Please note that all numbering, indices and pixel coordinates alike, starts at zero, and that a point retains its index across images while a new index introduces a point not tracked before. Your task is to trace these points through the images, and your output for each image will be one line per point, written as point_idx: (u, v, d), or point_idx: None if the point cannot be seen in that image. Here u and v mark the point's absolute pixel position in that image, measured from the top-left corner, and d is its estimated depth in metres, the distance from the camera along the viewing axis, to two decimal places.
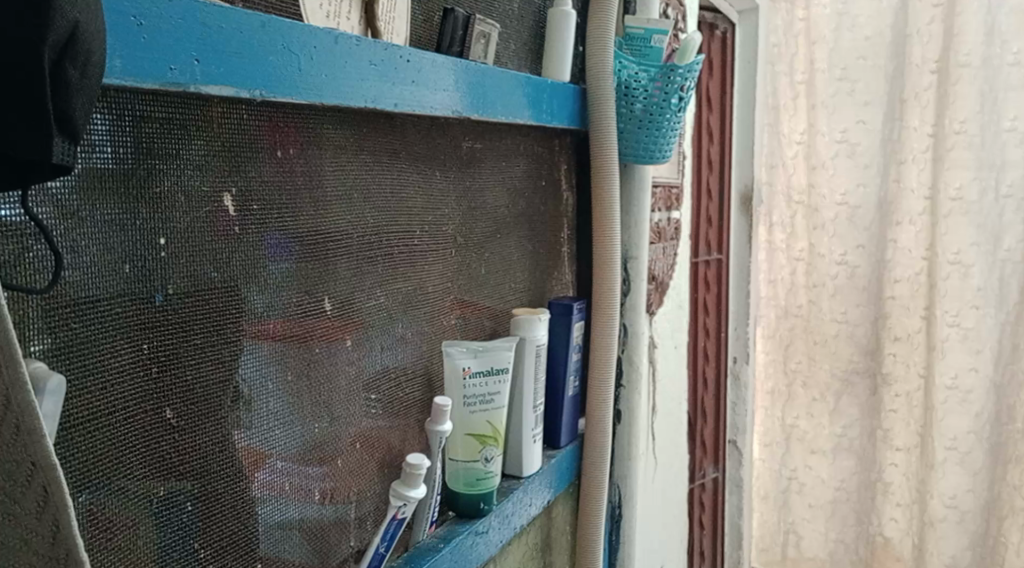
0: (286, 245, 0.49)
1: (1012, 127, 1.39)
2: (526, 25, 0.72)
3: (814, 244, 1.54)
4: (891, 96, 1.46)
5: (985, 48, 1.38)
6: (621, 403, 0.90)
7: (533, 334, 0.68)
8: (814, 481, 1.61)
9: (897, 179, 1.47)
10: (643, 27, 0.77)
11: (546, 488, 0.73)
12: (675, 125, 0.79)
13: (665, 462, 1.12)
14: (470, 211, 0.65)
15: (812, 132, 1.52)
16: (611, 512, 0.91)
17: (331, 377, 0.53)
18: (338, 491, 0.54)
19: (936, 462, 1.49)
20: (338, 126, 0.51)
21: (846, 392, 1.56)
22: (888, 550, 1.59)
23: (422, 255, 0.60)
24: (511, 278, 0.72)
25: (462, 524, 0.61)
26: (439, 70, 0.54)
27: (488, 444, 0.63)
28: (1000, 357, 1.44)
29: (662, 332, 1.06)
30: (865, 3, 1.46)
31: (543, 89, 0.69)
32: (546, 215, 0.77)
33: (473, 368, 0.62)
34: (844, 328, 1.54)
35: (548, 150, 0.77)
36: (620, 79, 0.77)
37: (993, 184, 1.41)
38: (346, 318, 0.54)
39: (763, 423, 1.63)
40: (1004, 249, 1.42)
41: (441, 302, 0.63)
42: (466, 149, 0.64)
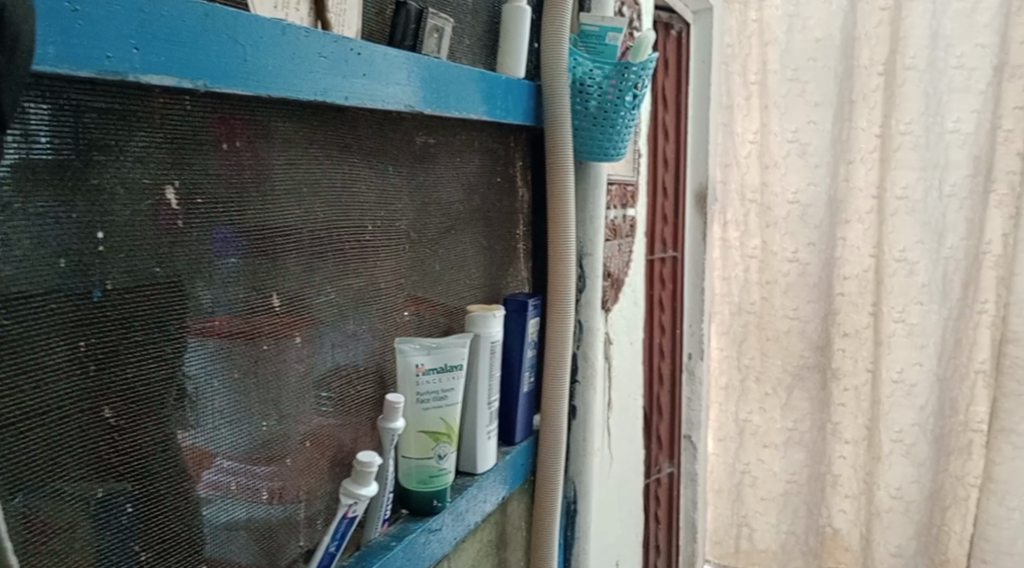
0: (232, 240, 0.48)
1: (956, 128, 1.42)
2: (481, 20, 0.72)
3: (767, 241, 1.57)
4: (841, 96, 1.49)
5: (930, 51, 1.41)
6: (576, 399, 0.90)
7: (489, 331, 0.68)
8: (766, 474, 1.63)
9: (846, 178, 1.50)
10: (598, 25, 0.78)
11: (500, 484, 0.73)
12: (628, 123, 0.79)
13: (620, 457, 1.12)
14: (424, 206, 0.65)
15: (765, 132, 1.54)
16: (566, 508, 0.91)
17: (280, 374, 0.52)
18: (287, 490, 0.53)
19: (883, 454, 1.53)
20: (288, 119, 0.50)
21: (797, 386, 1.58)
22: (837, 540, 1.62)
23: (373, 252, 0.59)
24: (466, 275, 0.72)
25: (415, 522, 0.61)
26: (392, 65, 0.54)
27: (442, 441, 0.63)
28: (943, 351, 1.47)
29: (617, 328, 1.07)
30: (815, 6, 1.48)
31: (497, 85, 0.69)
32: (501, 211, 0.77)
33: (427, 365, 0.61)
34: (795, 324, 1.57)
35: (503, 147, 0.77)
36: (575, 76, 0.77)
37: (937, 184, 1.44)
38: (296, 314, 0.53)
39: (717, 417, 1.65)
40: (948, 247, 1.45)
41: (394, 298, 0.62)
42: (419, 144, 0.64)
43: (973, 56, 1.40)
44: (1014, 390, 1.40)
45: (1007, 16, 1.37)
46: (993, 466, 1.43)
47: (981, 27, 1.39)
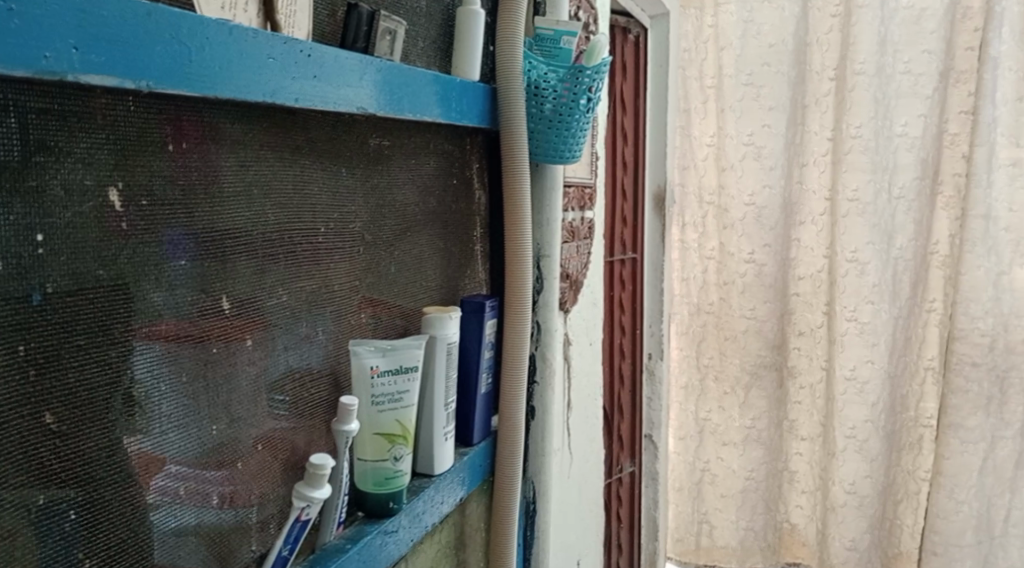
0: (180, 243, 0.47)
1: (904, 131, 1.45)
2: (436, 23, 0.72)
3: (724, 243, 1.59)
4: (794, 100, 1.51)
5: (878, 57, 1.45)
6: (534, 399, 0.91)
7: (445, 333, 0.68)
8: (725, 471, 1.66)
9: (800, 181, 1.53)
10: (552, 28, 0.79)
11: (458, 485, 0.73)
12: (583, 126, 0.80)
13: (581, 457, 1.13)
14: (378, 209, 0.65)
15: (721, 135, 1.56)
16: (525, 507, 0.91)
17: (231, 377, 0.52)
18: (238, 495, 0.52)
19: (837, 450, 1.56)
20: (236, 120, 0.50)
21: (755, 385, 1.60)
22: (794, 535, 1.65)
23: (326, 254, 0.59)
24: (422, 276, 0.72)
25: (371, 524, 0.60)
26: (344, 67, 0.54)
27: (397, 443, 0.62)
28: (894, 349, 1.50)
29: (576, 329, 1.07)
30: (768, 12, 1.51)
31: (451, 88, 0.69)
32: (457, 213, 0.77)
33: (382, 367, 0.61)
34: (752, 324, 1.59)
35: (459, 148, 0.77)
36: (529, 79, 0.78)
37: (886, 186, 1.47)
38: (247, 317, 0.52)
39: (677, 417, 1.67)
40: (897, 247, 1.48)
41: (348, 300, 0.62)
42: (373, 146, 0.64)
43: (920, 62, 1.43)
44: (961, 386, 1.44)
45: (951, 22, 1.40)
46: (941, 461, 1.47)
47: (927, 33, 1.42)
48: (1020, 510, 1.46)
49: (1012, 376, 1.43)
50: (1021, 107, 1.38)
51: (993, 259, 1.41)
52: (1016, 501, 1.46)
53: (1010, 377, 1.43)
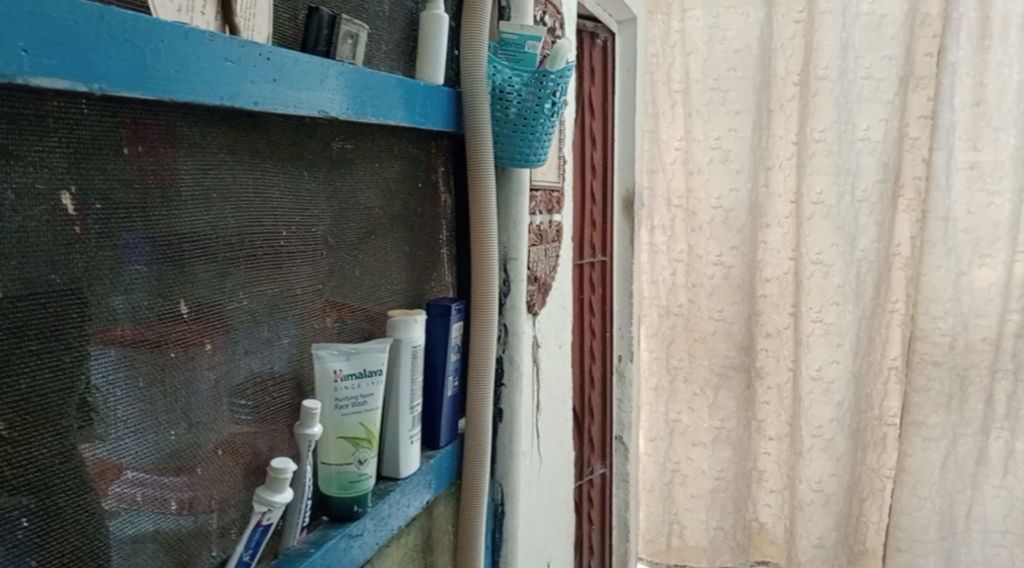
0: (137, 247, 0.47)
1: (866, 136, 1.48)
2: (399, 27, 0.72)
3: (692, 245, 1.61)
4: (759, 105, 1.54)
5: (840, 62, 1.47)
6: (502, 402, 0.91)
7: (410, 336, 0.68)
8: (695, 472, 1.67)
9: (766, 184, 1.55)
10: (517, 32, 0.80)
11: (424, 488, 0.73)
12: (549, 129, 0.80)
13: (550, 459, 1.13)
14: (342, 212, 0.65)
15: (688, 139, 1.58)
16: (494, 510, 0.91)
17: (191, 383, 0.51)
18: (198, 501, 0.52)
19: (804, 449, 1.57)
20: (195, 123, 0.50)
21: (723, 386, 1.62)
22: (762, 534, 1.66)
23: (289, 258, 0.59)
24: (387, 279, 0.72)
25: (335, 528, 0.60)
26: (304, 70, 0.53)
27: (362, 446, 0.62)
28: (858, 349, 1.52)
29: (545, 332, 1.08)
30: (733, 18, 1.53)
31: (415, 91, 0.69)
32: (423, 216, 0.77)
33: (345, 370, 0.61)
34: (720, 326, 1.61)
35: (424, 152, 0.77)
36: (494, 83, 0.78)
37: (849, 190, 1.49)
38: (206, 321, 0.52)
39: (647, 419, 1.68)
40: (861, 249, 1.50)
41: (311, 304, 0.62)
42: (336, 150, 0.64)
43: (880, 67, 1.46)
44: (923, 385, 1.47)
45: (911, 29, 1.43)
46: (905, 458, 1.49)
47: (888, 39, 1.45)
48: (981, 506, 1.49)
49: (972, 374, 1.46)
50: (979, 112, 1.41)
51: (952, 260, 1.44)
52: (977, 497, 1.49)
53: (970, 375, 1.46)
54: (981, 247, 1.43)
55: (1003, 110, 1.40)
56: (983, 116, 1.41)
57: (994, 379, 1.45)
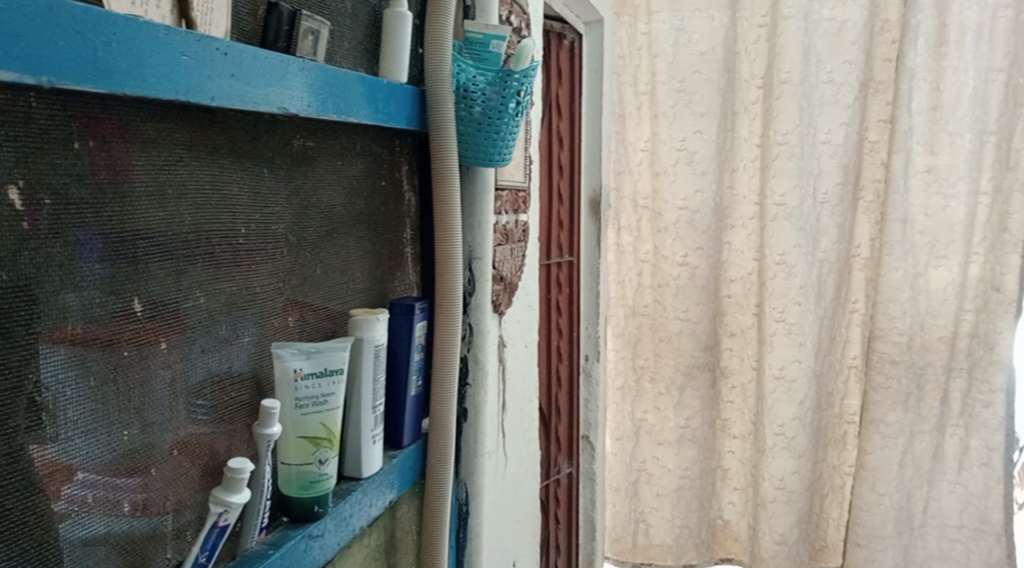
0: (90, 244, 0.46)
1: (827, 139, 1.50)
2: (362, 24, 0.72)
3: (658, 246, 1.62)
4: (723, 108, 1.55)
5: (802, 67, 1.49)
6: (467, 401, 0.91)
7: (372, 335, 0.68)
8: (661, 471, 1.68)
9: (730, 186, 1.57)
10: (482, 32, 0.80)
11: (387, 488, 0.73)
12: (513, 129, 0.80)
13: (516, 458, 1.13)
14: (302, 209, 0.64)
15: (655, 141, 1.59)
16: (458, 509, 0.91)
17: (145, 382, 0.50)
18: (153, 502, 0.51)
19: (767, 447, 1.59)
20: (149, 119, 0.49)
21: (689, 385, 1.63)
22: (727, 531, 1.68)
23: (248, 256, 0.58)
24: (350, 278, 0.71)
25: (295, 529, 0.60)
26: (263, 66, 0.53)
27: (323, 446, 0.62)
28: (820, 349, 1.54)
29: (511, 332, 1.08)
30: (699, 21, 1.55)
31: (378, 89, 0.68)
32: (386, 215, 0.77)
33: (306, 370, 0.61)
34: (685, 325, 1.62)
35: (387, 151, 0.76)
36: (458, 82, 0.78)
37: (811, 192, 1.51)
38: (161, 320, 0.51)
39: (614, 418, 1.69)
40: (822, 250, 1.52)
41: (271, 303, 0.61)
42: (297, 148, 0.63)
43: (841, 71, 1.48)
44: (882, 383, 1.50)
45: (871, 35, 1.46)
46: (864, 455, 1.51)
47: (848, 45, 1.47)
48: (937, 502, 1.52)
49: (929, 373, 1.49)
50: (935, 117, 1.44)
51: (910, 262, 1.47)
52: (933, 493, 1.52)
53: (927, 374, 1.49)
54: (937, 249, 1.46)
55: (958, 114, 1.43)
56: (939, 120, 1.44)
57: (949, 378, 1.48)
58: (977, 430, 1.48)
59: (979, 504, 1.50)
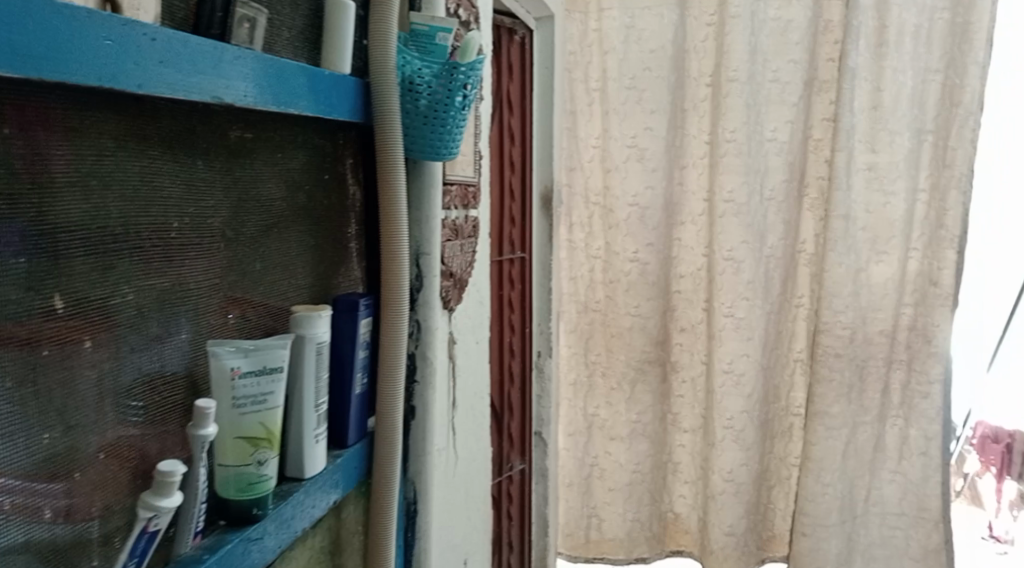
0: (7, 237, 0.44)
1: (773, 137, 1.52)
2: (302, 13, 0.70)
3: (610, 242, 1.62)
4: (673, 105, 1.56)
5: (749, 65, 1.50)
6: (415, 398, 0.89)
7: (315, 332, 0.66)
8: (613, 465, 1.68)
9: (680, 183, 1.58)
10: (428, 24, 0.77)
11: (332, 488, 0.71)
12: (460, 122, 0.79)
13: (467, 455, 1.12)
14: (240, 203, 0.62)
15: (606, 137, 1.60)
16: (406, 508, 0.90)
17: (69, 382, 0.48)
18: (77, 508, 0.49)
19: (716, 440, 1.60)
20: (71, 106, 0.47)
21: (640, 380, 1.64)
22: (677, 524, 1.69)
23: (181, 250, 0.56)
24: (291, 274, 0.70)
25: (232, 532, 0.58)
26: (194, 54, 0.51)
27: (262, 447, 0.60)
28: (767, 343, 1.56)
29: (461, 329, 1.07)
30: (648, 19, 1.55)
31: (320, 80, 0.66)
32: (329, 210, 0.75)
33: (244, 368, 0.59)
34: (636, 321, 1.63)
35: (331, 144, 0.74)
36: (404, 74, 0.76)
37: (758, 188, 1.53)
38: (86, 317, 0.49)
39: (566, 414, 1.69)
40: (769, 246, 1.54)
41: (207, 300, 0.59)
42: (234, 139, 0.61)
43: (786, 71, 1.50)
44: (826, 376, 1.52)
45: (815, 35, 1.48)
46: (810, 446, 1.53)
47: (792, 44, 1.49)
48: (878, 491, 1.55)
49: (870, 365, 1.52)
50: (876, 116, 1.47)
51: (852, 257, 1.50)
52: (875, 482, 1.55)
53: (868, 367, 1.52)
54: (878, 244, 1.50)
55: (898, 114, 1.46)
56: (880, 119, 1.47)
57: (890, 370, 1.51)
58: (916, 420, 1.51)
59: (918, 492, 1.53)
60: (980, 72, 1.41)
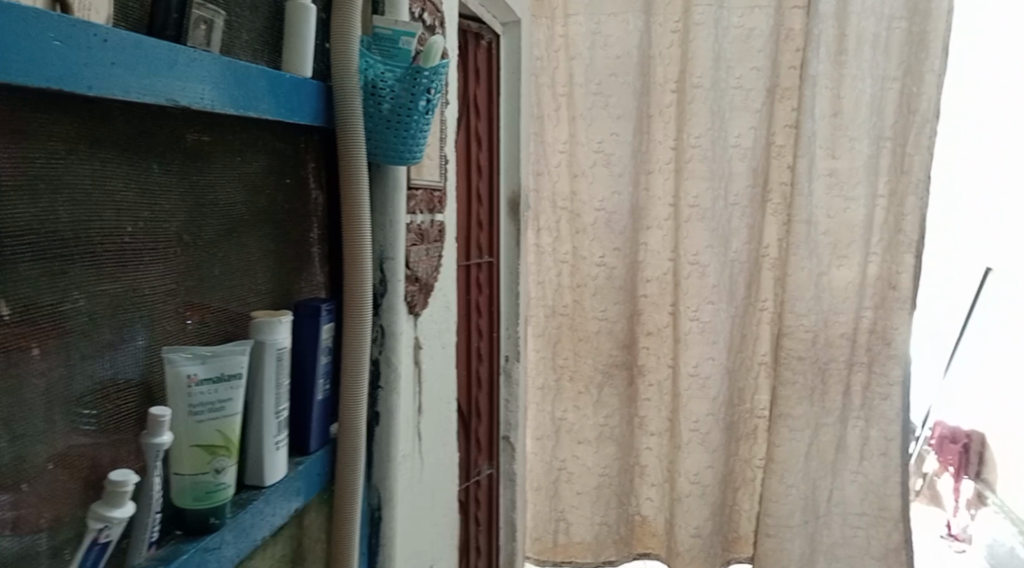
0: None
1: (737, 142, 1.53)
2: (262, 16, 0.69)
3: (577, 246, 1.63)
4: (639, 111, 1.57)
5: (714, 72, 1.51)
6: (379, 404, 0.88)
7: (275, 338, 0.66)
8: (580, 469, 1.68)
9: (646, 187, 1.59)
10: (391, 28, 0.77)
11: (294, 495, 0.70)
12: (424, 127, 0.78)
13: (432, 461, 1.12)
14: (199, 207, 0.61)
15: (573, 142, 1.60)
16: (370, 514, 0.89)
17: (17, 389, 0.48)
18: (24, 519, 0.48)
19: (683, 443, 1.61)
20: (17, 108, 0.47)
21: (607, 384, 1.65)
22: (645, 526, 1.69)
23: (135, 255, 0.55)
24: (251, 279, 0.69)
25: (188, 541, 0.57)
26: (147, 56, 0.50)
27: (219, 454, 0.59)
28: (732, 346, 1.58)
29: (427, 333, 1.06)
30: (614, 25, 1.56)
31: (282, 84, 0.65)
32: (292, 214, 0.74)
33: (201, 375, 0.58)
34: (603, 325, 1.63)
35: (293, 147, 0.74)
36: (366, 78, 0.76)
37: (722, 193, 1.54)
38: (34, 324, 0.48)
39: (534, 418, 1.68)
40: (733, 250, 1.56)
41: (163, 305, 0.58)
42: (190, 142, 0.60)
43: (749, 78, 1.52)
44: (790, 378, 1.53)
45: (777, 42, 1.50)
46: (774, 448, 1.54)
47: (755, 51, 1.51)
48: (840, 491, 1.57)
49: (832, 368, 1.54)
50: (836, 123, 1.49)
51: (814, 261, 1.52)
52: (836, 483, 1.57)
53: (830, 369, 1.54)
54: (839, 249, 1.52)
55: (857, 121, 1.49)
56: (840, 126, 1.49)
57: (851, 372, 1.54)
58: (876, 421, 1.54)
59: (879, 492, 1.56)
60: (936, 80, 1.44)
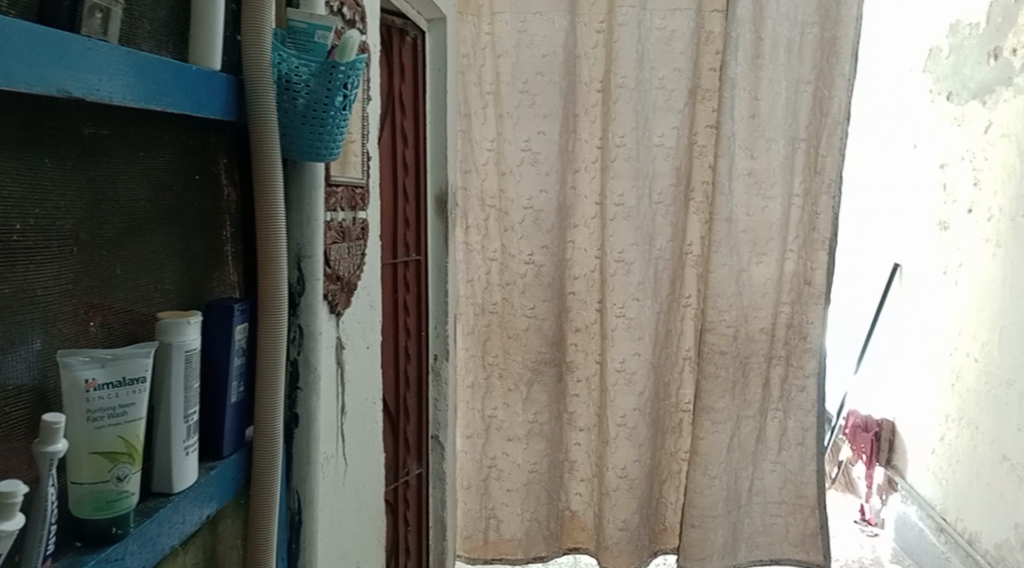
0: None
1: (660, 142, 1.56)
2: (166, 5, 0.67)
3: (505, 244, 1.62)
4: (565, 110, 1.57)
5: (638, 72, 1.53)
6: (299, 406, 0.86)
7: (184, 340, 0.63)
8: (510, 466, 1.68)
9: (573, 186, 1.60)
10: (306, 22, 0.75)
11: (207, 502, 0.68)
12: (340, 123, 0.77)
13: (357, 461, 1.10)
14: (97, 204, 0.59)
15: (500, 140, 1.59)
16: (290, 519, 0.87)
17: None
18: None
19: (610, 438, 1.62)
20: None
21: (536, 381, 1.65)
22: (575, 522, 1.70)
23: (25, 254, 0.53)
24: (157, 278, 0.66)
25: (87, 553, 0.54)
26: (36, 45, 0.48)
27: (121, 461, 0.57)
28: (657, 341, 1.60)
29: (350, 333, 1.04)
30: (540, 24, 1.55)
31: (190, 76, 0.63)
32: (201, 212, 0.72)
33: (100, 380, 0.56)
34: (532, 322, 1.63)
35: (202, 143, 0.71)
36: (280, 72, 0.73)
37: (647, 192, 1.56)
38: None
39: (464, 417, 1.67)
40: (658, 247, 1.58)
41: (58, 306, 0.56)
42: (88, 136, 0.58)
43: (672, 79, 1.54)
44: (712, 372, 1.56)
45: (697, 45, 1.53)
46: (699, 441, 1.56)
47: (677, 53, 1.54)
48: (761, 480, 1.62)
49: (752, 362, 1.58)
50: (754, 124, 1.53)
51: (735, 259, 1.55)
52: (757, 472, 1.61)
53: (751, 363, 1.58)
54: (758, 246, 1.56)
55: (774, 122, 1.52)
56: (757, 128, 1.53)
57: (769, 365, 1.59)
58: (793, 412, 1.59)
59: (796, 480, 1.61)
60: (847, 84, 1.49)
